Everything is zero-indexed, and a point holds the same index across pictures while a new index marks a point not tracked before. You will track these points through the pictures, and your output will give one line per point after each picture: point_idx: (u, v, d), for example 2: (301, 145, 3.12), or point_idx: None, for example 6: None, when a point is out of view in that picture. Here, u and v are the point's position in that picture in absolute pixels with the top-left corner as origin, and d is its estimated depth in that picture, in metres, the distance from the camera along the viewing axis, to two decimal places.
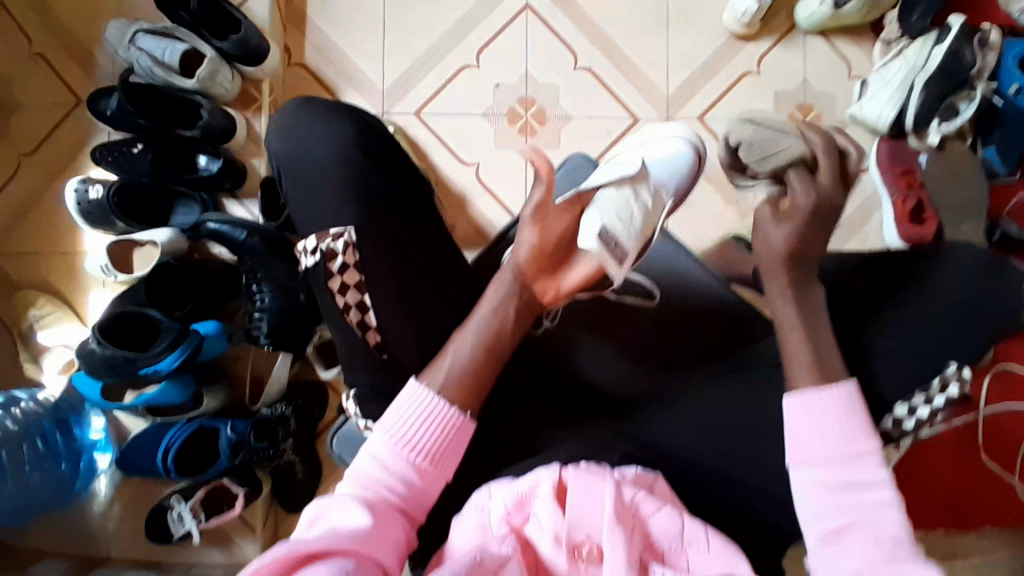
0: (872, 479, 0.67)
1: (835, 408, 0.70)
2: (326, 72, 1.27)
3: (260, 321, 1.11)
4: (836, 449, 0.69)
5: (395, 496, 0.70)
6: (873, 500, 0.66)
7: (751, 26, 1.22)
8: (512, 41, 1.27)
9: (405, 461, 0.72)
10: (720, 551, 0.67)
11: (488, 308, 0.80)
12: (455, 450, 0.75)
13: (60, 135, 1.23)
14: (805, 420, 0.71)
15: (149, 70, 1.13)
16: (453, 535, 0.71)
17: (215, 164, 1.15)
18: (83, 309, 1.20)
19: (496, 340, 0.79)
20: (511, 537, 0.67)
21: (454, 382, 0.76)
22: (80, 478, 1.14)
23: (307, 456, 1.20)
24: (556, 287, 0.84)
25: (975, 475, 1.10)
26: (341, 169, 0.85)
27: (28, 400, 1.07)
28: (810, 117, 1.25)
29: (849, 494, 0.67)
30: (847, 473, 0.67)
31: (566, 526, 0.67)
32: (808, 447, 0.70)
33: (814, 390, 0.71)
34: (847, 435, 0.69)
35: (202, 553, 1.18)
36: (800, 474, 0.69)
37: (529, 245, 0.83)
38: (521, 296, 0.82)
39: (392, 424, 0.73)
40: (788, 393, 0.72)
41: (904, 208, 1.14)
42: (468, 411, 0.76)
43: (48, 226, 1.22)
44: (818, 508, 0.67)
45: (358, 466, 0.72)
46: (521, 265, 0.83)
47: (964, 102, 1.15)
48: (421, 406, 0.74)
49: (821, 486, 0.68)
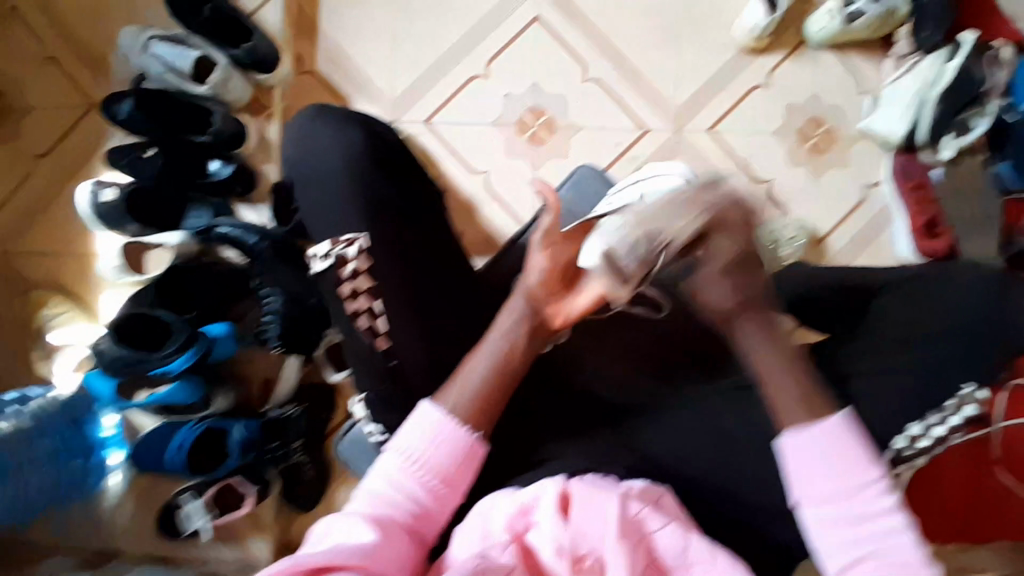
0: (880, 509, 0.67)
1: (830, 442, 0.69)
2: (337, 80, 1.28)
3: (270, 324, 1.10)
4: (842, 482, 0.68)
5: (404, 515, 0.72)
6: (884, 529, 0.67)
7: (762, 40, 1.23)
8: (523, 52, 1.28)
9: (416, 481, 0.74)
10: (726, 568, 0.66)
11: (500, 331, 0.80)
12: (466, 473, 0.75)
13: (74, 139, 1.24)
14: (803, 457, 0.69)
15: (163, 77, 1.16)
16: (453, 546, 0.71)
17: (226, 170, 1.17)
18: (93, 311, 1.20)
19: (510, 363, 0.79)
20: (512, 547, 0.66)
21: (467, 402, 0.76)
22: (92, 474, 1.14)
23: (317, 455, 1.17)
24: (568, 309, 0.83)
25: (987, 489, 1.07)
26: (350, 173, 0.85)
27: (40, 397, 1.08)
28: (821, 130, 1.25)
29: (859, 527, 0.67)
30: (855, 509, 0.68)
31: (568, 537, 0.66)
32: (813, 481, 0.69)
33: (807, 429, 0.69)
34: (852, 467, 0.68)
35: (213, 550, 1.17)
36: (809, 511, 0.69)
37: (537, 273, 0.82)
38: (533, 319, 0.81)
39: (406, 444, 0.75)
40: (783, 432, 0.70)
41: (917, 222, 1.15)
42: (480, 433, 0.76)
43: (60, 229, 1.23)
44: (832, 547, 0.68)
45: (369, 484, 0.75)
46: (532, 290, 0.82)
47: (976, 119, 1.14)
48: (434, 427, 0.75)
49: (832, 521, 0.68)
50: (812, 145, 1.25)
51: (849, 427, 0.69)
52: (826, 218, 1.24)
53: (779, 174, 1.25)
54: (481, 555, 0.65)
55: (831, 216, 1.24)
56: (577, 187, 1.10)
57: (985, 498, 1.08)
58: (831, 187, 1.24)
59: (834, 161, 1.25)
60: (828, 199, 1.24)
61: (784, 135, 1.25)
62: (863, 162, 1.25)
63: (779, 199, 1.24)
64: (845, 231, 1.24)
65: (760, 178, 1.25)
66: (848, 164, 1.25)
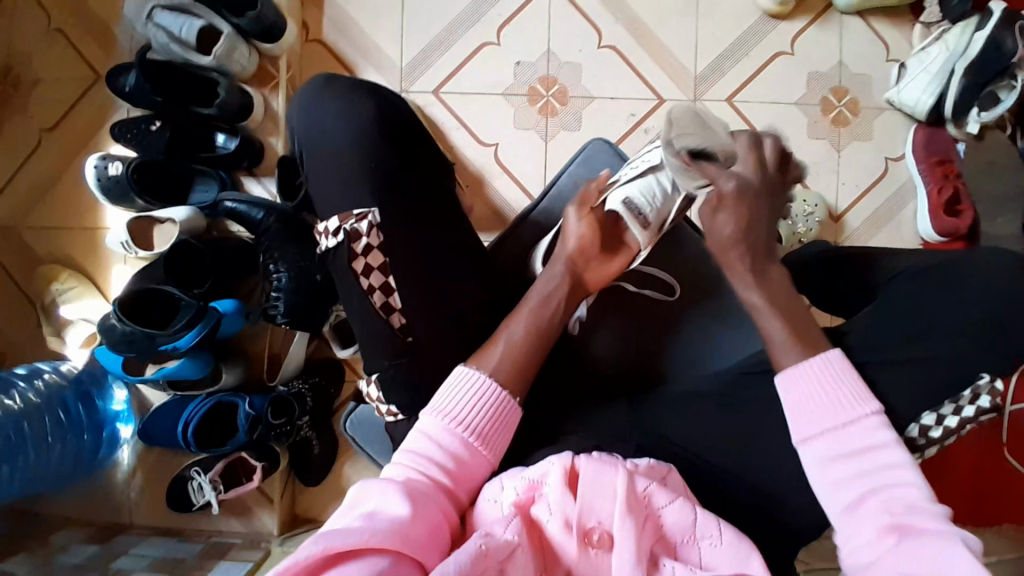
0: (874, 443, 0.64)
1: (817, 376, 0.68)
2: (344, 49, 1.25)
3: (278, 301, 1.12)
4: (830, 414, 0.66)
5: (445, 474, 0.69)
6: (880, 462, 0.64)
7: (786, 3, 1.16)
8: (534, 18, 1.23)
9: (456, 437, 0.71)
10: (733, 542, 0.65)
11: (540, 295, 0.81)
12: (504, 431, 0.74)
13: (82, 113, 1.24)
14: (794, 396, 0.68)
15: (167, 47, 1.12)
16: (481, 507, 0.69)
17: (233, 143, 1.16)
18: (106, 284, 1.22)
19: (546, 326, 0.79)
20: (516, 521, 0.64)
21: (505, 364, 0.75)
22: (104, 446, 1.17)
23: (324, 431, 1.22)
24: (606, 270, 0.86)
25: (996, 471, 1.10)
26: (357, 145, 0.81)
27: (50, 372, 1.11)
28: (844, 100, 1.20)
29: (855, 462, 0.64)
30: (849, 442, 0.65)
31: (576, 510, 0.64)
32: (805, 415, 0.67)
33: (796, 366, 0.69)
34: (842, 400, 0.66)
35: (224, 522, 1.22)
36: (803, 449, 0.66)
37: (574, 238, 0.85)
38: (572, 281, 0.82)
39: (444, 402, 0.73)
40: (776, 372, 0.69)
41: (939, 199, 1.12)
42: (515, 398, 0.75)
43: (71, 202, 1.23)
44: (829, 483, 0.65)
45: (408, 443, 0.72)
46: (571, 255, 0.84)
47: (1005, 91, 1.08)
48: (471, 385, 0.73)
49: (826, 457, 0.65)
50: (835, 116, 1.20)
51: (843, 362, 0.68)
52: (847, 193, 1.20)
53: (799, 148, 1.20)
54: (483, 533, 0.62)
55: (853, 190, 1.20)
56: (587, 163, 1.06)
57: (995, 478, 1.10)
58: (853, 160, 1.20)
59: (858, 133, 1.20)
60: (850, 172, 1.20)
61: (806, 105, 1.20)
62: (887, 133, 1.20)
63: (798, 173, 1.20)
64: (866, 206, 1.19)
65: (779, 151, 1.20)
66: (872, 136, 1.20)
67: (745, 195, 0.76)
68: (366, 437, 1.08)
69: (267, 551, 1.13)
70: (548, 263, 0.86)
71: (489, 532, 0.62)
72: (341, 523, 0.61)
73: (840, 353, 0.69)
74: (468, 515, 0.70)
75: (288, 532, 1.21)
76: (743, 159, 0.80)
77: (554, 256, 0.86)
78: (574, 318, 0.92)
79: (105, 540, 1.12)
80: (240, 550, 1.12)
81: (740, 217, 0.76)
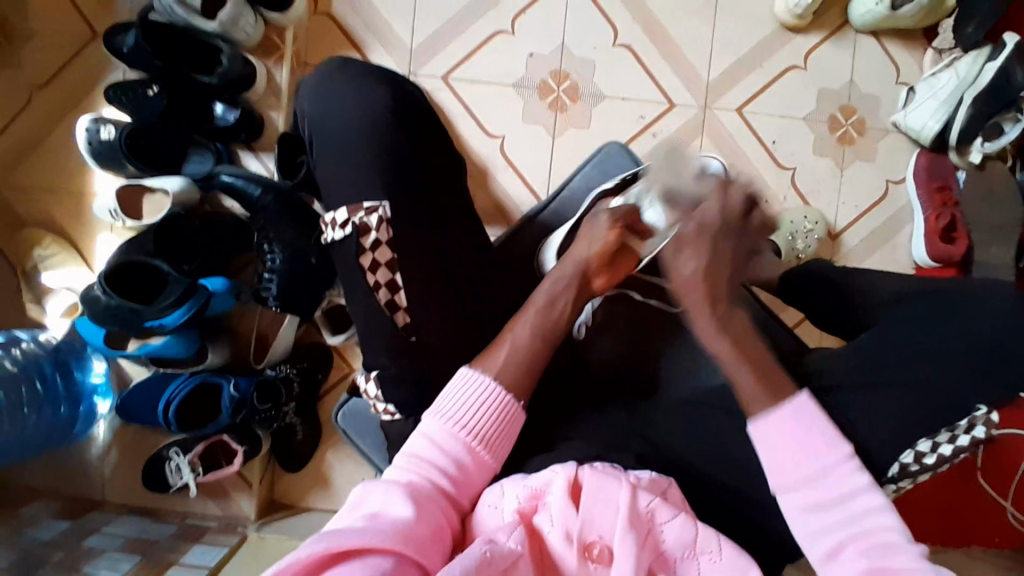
0: (850, 489, 0.65)
1: (792, 428, 0.68)
2: (355, 28, 1.21)
3: (271, 282, 1.10)
4: (804, 464, 0.67)
5: (447, 479, 0.68)
6: (858, 508, 0.65)
7: (804, 17, 1.16)
8: (552, 10, 1.21)
9: (458, 440, 0.70)
10: (732, 557, 0.65)
11: (548, 286, 0.81)
12: (508, 437, 0.73)
13: (75, 71, 1.18)
14: (769, 445, 0.68)
15: (169, 9, 1.05)
16: (481, 514, 0.68)
17: (232, 115, 1.13)
18: (90, 253, 1.18)
19: (552, 328, 0.78)
20: (520, 530, 0.63)
21: (512, 365, 0.74)
22: (79, 422, 1.13)
23: (309, 417, 1.20)
24: (611, 276, 0.85)
25: (971, 495, 1.13)
26: (373, 134, 0.79)
27: (28, 341, 1.06)
28: (851, 119, 1.21)
29: (834, 510, 0.65)
30: (827, 489, 0.66)
31: (578, 523, 0.63)
32: (779, 466, 0.67)
33: (768, 417, 0.69)
34: (815, 446, 0.67)
35: (199, 505, 1.20)
36: (781, 498, 0.67)
37: (587, 249, 0.84)
38: (581, 290, 0.82)
39: (445, 404, 0.72)
40: (748, 423, 0.69)
41: (936, 225, 1.15)
42: (524, 401, 0.74)
43: (59, 164, 1.18)
44: (811, 533, 0.65)
45: (409, 446, 0.70)
46: (587, 258, 0.83)
47: (1009, 123, 1.11)
48: (475, 386, 0.72)
49: (805, 507, 0.66)
50: (841, 134, 1.21)
51: (812, 406, 0.69)
52: (846, 212, 1.21)
53: (804, 163, 1.21)
54: (486, 539, 0.61)
55: (851, 210, 1.21)
56: (601, 166, 1.07)
57: (971, 503, 1.13)
58: (855, 178, 1.21)
59: (862, 152, 1.21)
60: (851, 192, 1.21)
61: (813, 121, 1.21)
62: (891, 156, 1.21)
63: (800, 189, 1.21)
64: (864, 226, 1.21)
65: (784, 166, 1.21)
66: (876, 157, 1.21)
67: (702, 235, 0.76)
68: (359, 430, 1.07)
69: (243, 536, 1.11)
70: (561, 261, 0.84)
71: (493, 538, 0.60)
72: (342, 524, 0.60)
73: (811, 399, 0.69)
74: (468, 521, 0.68)
75: (265, 517, 1.19)
76: (708, 195, 0.81)
77: (571, 255, 0.84)
78: (578, 323, 0.95)
79: (75, 517, 1.08)
80: (215, 534, 1.10)
81: (703, 254, 0.75)
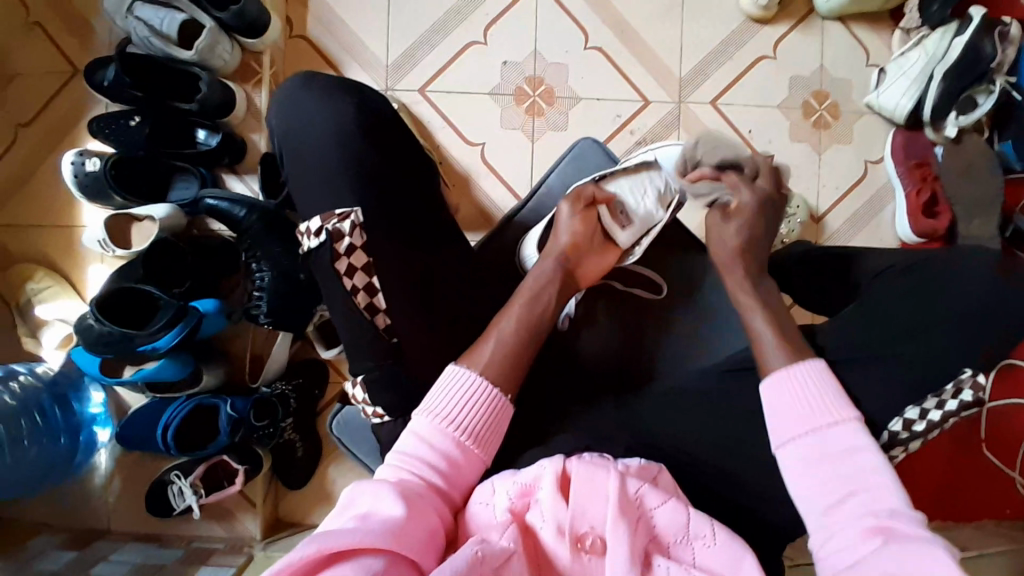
0: (852, 446, 0.65)
1: (801, 386, 0.69)
2: (330, 47, 1.24)
3: (260, 300, 1.12)
4: (809, 417, 0.67)
5: (437, 476, 0.68)
6: (859, 466, 0.63)
7: (769, 9, 1.18)
8: (520, 19, 1.23)
9: (446, 436, 0.70)
10: (726, 542, 0.64)
11: (532, 276, 0.83)
12: (497, 431, 0.73)
13: (61, 109, 1.21)
14: (777, 400, 0.70)
15: (148, 41, 1.10)
16: (474, 513, 0.67)
17: (214, 140, 1.14)
18: (82, 285, 1.20)
19: (537, 323, 0.79)
20: (512, 528, 0.62)
21: (497, 357, 0.75)
22: (80, 452, 1.14)
23: (307, 434, 1.22)
24: (601, 264, 0.90)
25: (974, 466, 1.12)
26: (342, 146, 0.81)
27: (25, 373, 1.08)
28: (825, 104, 1.22)
29: (836, 464, 0.64)
30: (830, 444, 0.65)
31: (569, 516, 0.63)
32: (784, 420, 0.68)
33: (781, 372, 0.71)
34: (820, 404, 0.67)
35: (203, 527, 1.20)
36: (782, 452, 0.67)
37: (567, 235, 0.88)
38: (562, 284, 0.84)
39: (433, 401, 0.72)
40: (762, 377, 0.71)
41: (919, 201, 1.15)
42: (508, 396, 0.74)
43: (50, 200, 1.20)
44: (807, 489, 0.64)
45: (399, 445, 0.70)
46: (564, 250, 0.86)
47: (982, 95, 1.12)
48: (460, 383, 0.72)
49: (804, 462, 0.66)
50: (816, 119, 1.22)
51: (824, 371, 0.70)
52: (827, 195, 1.22)
53: (782, 151, 1.22)
54: (478, 539, 0.60)
55: (832, 193, 1.22)
56: (576, 161, 1.08)
57: (973, 474, 1.12)
58: (835, 163, 1.22)
59: (838, 136, 1.22)
60: (831, 175, 1.22)
61: (787, 109, 1.22)
62: (867, 137, 1.22)
63: None
64: (847, 207, 1.22)
65: (762, 155, 1.22)
66: (852, 139, 1.22)
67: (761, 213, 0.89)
68: (354, 438, 1.08)
69: (249, 556, 1.10)
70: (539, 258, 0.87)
71: (485, 538, 0.60)
72: (334, 526, 0.60)
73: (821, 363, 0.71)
74: (460, 517, 0.68)
75: (270, 536, 1.19)
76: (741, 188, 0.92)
77: (547, 251, 0.86)
78: (562, 315, 0.93)
79: (79, 548, 1.08)
80: (222, 555, 1.10)
81: (753, 232, 0.88)
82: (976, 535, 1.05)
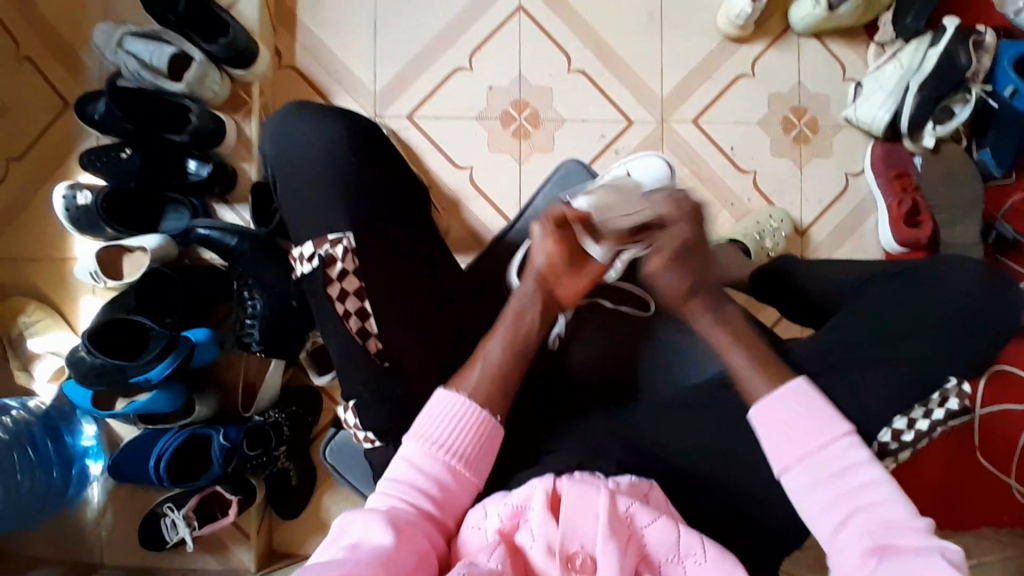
0: (851, 464, 0.65)
1: (791, 410, 0.68)
2: (319, 77, 1.26)
3: (253, 327, 1.11)
4: (804, 441, 0.66)
5: (428, 501, 0.68)
6: (860, 483, 0.64)
7: (746, 28, 1.21)
8: (504, 45, 1.26)
9: (437, 461, 0.70)
10: (719, 560, 0.64)
11: (519, 296, 0.82)
12: (488, 452, 0.72)
13: (52, 143, 1.22)
14: (770, 429, 0.68)
15: (138, 73, 1.13)
16: (466, 537, 0.67)
17: (205, 170, 1.16)
18: (74, 316, 1.20)
19: (524, 341, 0.79)
20: (500, 549, 0.62)
21: (485, 383, 0.75)
22: (73, 486, 1.13)
23: (301, 461, 1.20)
24: (579, 285, 0.85)
25: (972, 475, 1.12)
26: (331, 169, 0.82)
27: (19, 408, 1.07)
28: (805, 119, 1.25)
29: (836, 486, 0.64)
30: (828, 466, 0.65)
31: (559, 535, 0.63)
32: (781, 448, 0.67)
33: (767, 400, 0.69)
34: (816, 425, 0.67)
35: (198, 560, 1.18)
36: (785, 479, 0.66)
37: (542, 257, 0.83)
38: (546, 302, 0.82)
39: (422, 426, 0.71)
40: (749, 410, 0.69)
41: (899, 212, 1.18)
42: (497, 416, 0.74)
43: (41, 233, 1.21)
44: (813, 511, 0.65)
45: (390, 472, 0.70)
46: (542, 273, 0.82)
47: (958, 105, 1.15)
48: (449, 407, 0.72)
49: (806, 486, 0.65)
50: (796, 134, 1.25)
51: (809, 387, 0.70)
52: (810, 208, 1.24)
53: (764, 166, 1.24)
54: (466, 563, 0.61)
55: (815, 206, 1.24)
56: (563, 182, 1.11)
57: (973, 483, 1.12)
58: (816, 176, 1.24)
59: (818, 150, 1.25)
60: (813, 188, 1.24)
61: (768, 124, 1.25)
62: (846, 151, 1.25)
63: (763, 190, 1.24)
64: (830, 220, 1.24)
65: (744, 170, 1.25)
66: (832, 153, 1.25)
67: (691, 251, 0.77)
68: (349, 464, 1.08)
69: None
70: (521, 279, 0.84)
71: (472, 561, 0.61)
72: (325, 558, 0.60)
73: (806, 381, 0.70)
74: (454, 542, 0.68)
75: (265, 568, 1.18)
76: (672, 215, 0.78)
77: (527, 270, 0.83)
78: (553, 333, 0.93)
79: None
80: None
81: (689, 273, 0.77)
82: (976, 541, 1.05)
